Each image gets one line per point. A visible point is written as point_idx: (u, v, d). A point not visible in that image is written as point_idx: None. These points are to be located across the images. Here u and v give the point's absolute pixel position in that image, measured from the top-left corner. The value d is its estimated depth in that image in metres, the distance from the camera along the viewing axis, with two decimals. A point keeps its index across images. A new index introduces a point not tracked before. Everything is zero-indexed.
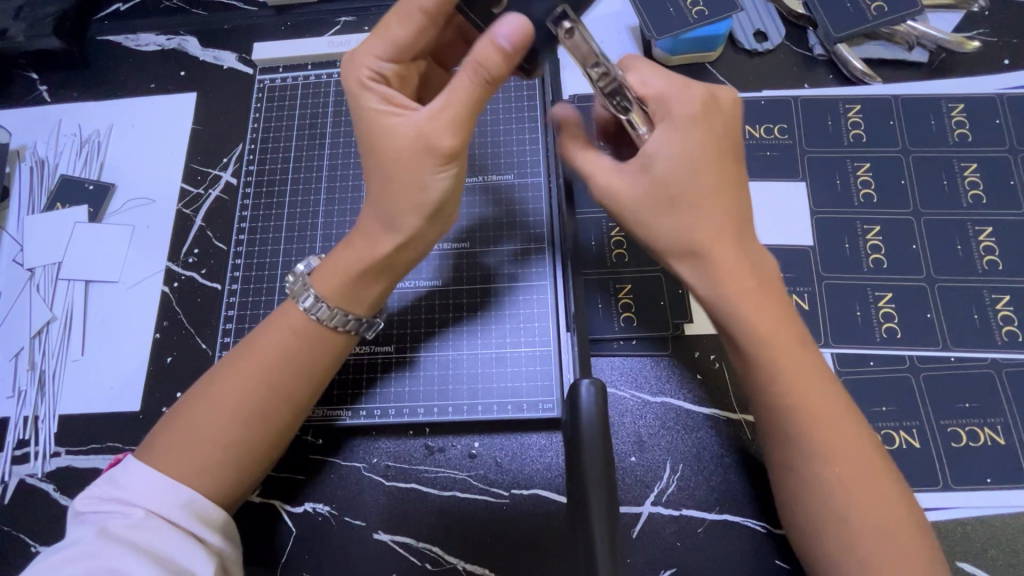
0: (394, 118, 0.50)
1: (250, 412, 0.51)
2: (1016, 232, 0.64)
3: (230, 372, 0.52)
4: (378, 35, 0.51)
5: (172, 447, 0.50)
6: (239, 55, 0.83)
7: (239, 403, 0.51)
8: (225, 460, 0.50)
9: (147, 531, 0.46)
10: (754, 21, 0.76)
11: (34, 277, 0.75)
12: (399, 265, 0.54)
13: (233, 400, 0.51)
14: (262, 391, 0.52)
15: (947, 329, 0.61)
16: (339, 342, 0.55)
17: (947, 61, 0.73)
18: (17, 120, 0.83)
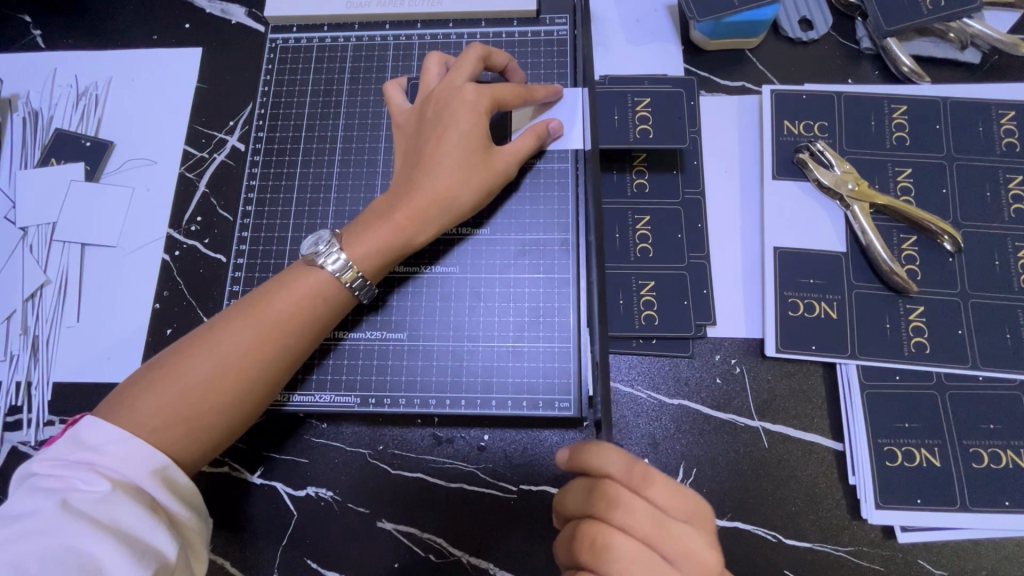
0: (445, 129, 0.59)
1: (235, 382, 0.53)
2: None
3: (221, 331, 0.54)
4: (462, 65, 0.61)
5: (153, 400, 0.51)
6: (249, 10, 0.78)
7: (217, 365, 0.52)
8: (196, 423, 0.51)
9: (111, 506, 0.45)
10: (801, 8, 0.71)
11: (27, 237, 0.71)
12: (418, 233, 0.58)
13: (247, 350, 0.53)
14: (267, 356, 0.54)
15: (978, 347, 0.59)
16: (340, 301, 0.57)
17: (998, 64, 0.69)
18: (9, 67, 0.78)
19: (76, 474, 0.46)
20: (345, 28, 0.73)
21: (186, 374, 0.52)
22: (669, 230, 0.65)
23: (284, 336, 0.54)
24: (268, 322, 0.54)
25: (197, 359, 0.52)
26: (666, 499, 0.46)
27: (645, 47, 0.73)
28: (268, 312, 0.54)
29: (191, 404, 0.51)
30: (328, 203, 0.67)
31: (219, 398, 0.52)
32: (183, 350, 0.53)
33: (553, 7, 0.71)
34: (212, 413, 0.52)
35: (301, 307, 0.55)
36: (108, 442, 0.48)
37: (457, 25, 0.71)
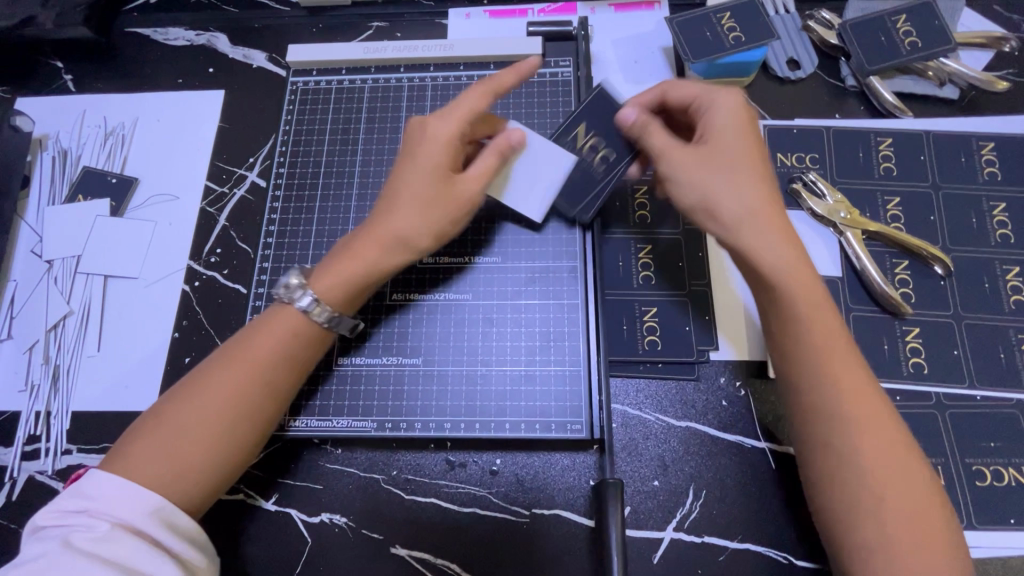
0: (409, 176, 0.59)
1: (226, 426, 0.52)
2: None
3: (207, 375, 0.53)
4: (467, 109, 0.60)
5: (145, 453, 0.50)
6: (270, 55, 0.83)
7: (210, 413, 0.52)
8: (195, 471, 0.51)
9: (113, 544, 0.46)
10: (788, 49, 0.77)
11: (52, 269, 0.74)
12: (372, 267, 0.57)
13: (226, 392, 0.52)
14: (250, 395, 0.53)
15: (975, 367, 0.61)
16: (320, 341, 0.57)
17: (977, 99, 0.74)
18: (42, 109, 0.82)
19: (78, 522, 0.47)
20: (362, 71, 0.77)
21: (170, 425, 0.51)
22: (671, 258, 0.67)
23: (265, 373, 0.54)
24: (248, 362, 0.54)
25: (182, 408, 0.52)
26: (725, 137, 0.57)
27: (643, 87, 0.77)
28: (249, 352, 0.54)
29: (182, 449, 0.51)
30: (345, 235, 0.70)
31: (209, 442, 0.51)
32: (170, 402, 0.53)
33: (557, 51, 0.76)
34: (203, 457, 0.51)
35: (280, 345, 0.55)
36: (103, 490, 0.48)
37: (466, 68, 0.76)
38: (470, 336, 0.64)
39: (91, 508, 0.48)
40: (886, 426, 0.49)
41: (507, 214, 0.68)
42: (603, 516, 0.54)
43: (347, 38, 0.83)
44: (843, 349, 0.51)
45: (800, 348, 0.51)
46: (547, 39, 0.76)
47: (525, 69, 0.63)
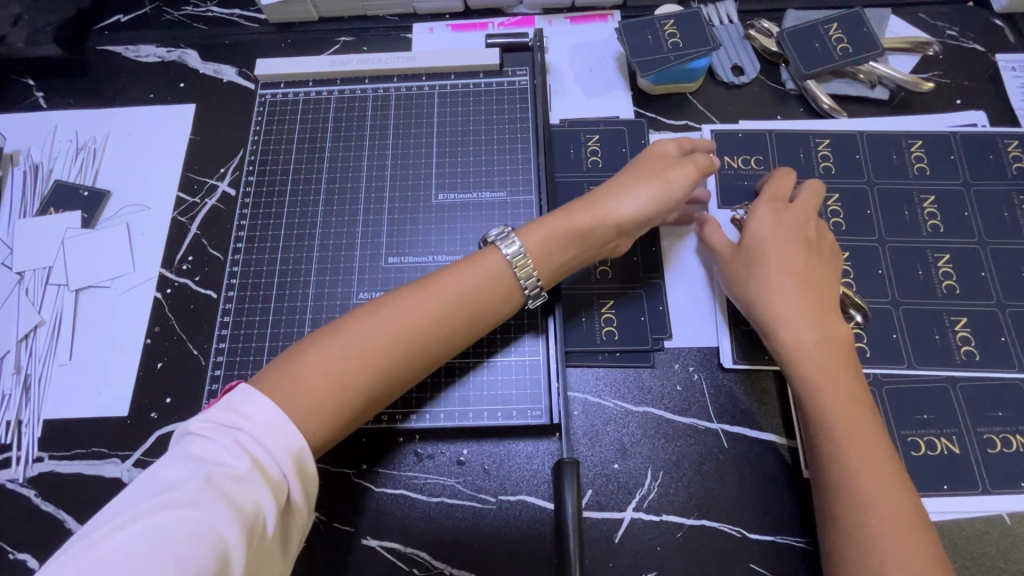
0: None
1: (395, 358, 0.54)
2: (973, 259, 0.69)
3: (396, 315, 0.55)
4: None
5: (302, 386, 0.50)
6: (240, 69, 0.86)
7: (379, 349, 0.53)
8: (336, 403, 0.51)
9: (248, 485, 0.44)
10: (732, 56, 0.82)
11: (23, 281, 0.75)
12: None
13: (406, 330, 0.54)
14: (424, 338, 0.55)
15: (910, 348, 0.65)
16: (509, 302, 0.59)
17: (905, 99, 0.79)
18: (13, 125, 0.84)
19: (226, 444, 0.46)
20: (329, 83, 0.80)
21: (364, 339, 0.53)
22: (625, 253, 0.71)
23: (454, 317, 0.56)
24: (440, 304, 0.56)
25: (344, 344, 0.53)
26: (763, 230, 0.65)
27: (598, 93, 0.82)
28: (441, 290, 0.57)
29: (352, 367, 0.52)
30: (313, 238, 0.72)
31: (373, 374, 0.53)
32: (349, 336, 0.53)
33: (515, 61, 0.80)
34: (357, 391, 0.52)
35: (473, 289, 0.57)
36: (258, 414, 0.48)
37: (430, 78, 0.80)
38: None
39: (246, 430, 0.47)
40: (875, 446, 0.54)
41: (468, 216, 0.72)
42: (560, 494, 0.57)
43: (315, 52, 0.86)
44: (846, 380, 0.57)
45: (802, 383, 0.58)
46: (505, 49, 0.81)
47: None
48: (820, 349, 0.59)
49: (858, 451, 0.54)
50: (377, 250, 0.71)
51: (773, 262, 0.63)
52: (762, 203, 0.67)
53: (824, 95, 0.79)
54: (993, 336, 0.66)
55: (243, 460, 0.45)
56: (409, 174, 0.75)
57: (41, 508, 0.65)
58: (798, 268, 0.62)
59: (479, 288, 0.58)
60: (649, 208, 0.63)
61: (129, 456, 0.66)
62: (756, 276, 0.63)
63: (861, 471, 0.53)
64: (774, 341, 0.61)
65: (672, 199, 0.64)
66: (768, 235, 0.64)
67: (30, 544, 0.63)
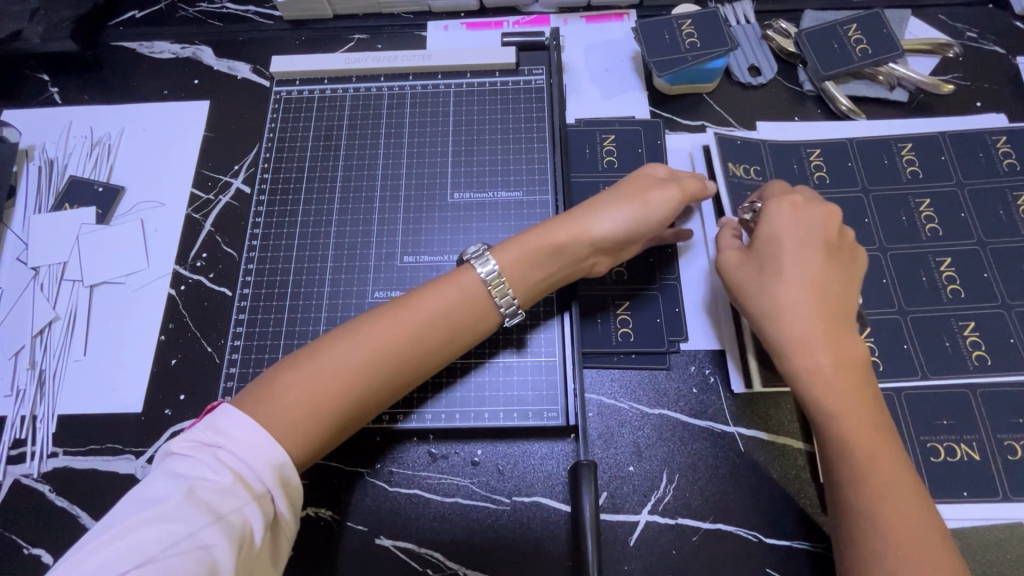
0: None
1: (371, 376, 0.53)
2: (977, 260, 0.68)
3: (375, 332, 0.55)
4: None
5: (279, 405, 0.51)
6: (254, 66, 0.86)
7: (356, 368, 0.53)
8: (313, 420, 0.51)
9: (233, 499, 0.45)
10: (749, 57, 0.81)
11: (38, 276, 0.75)
12: None
13: (380, 347, 0.54)
14: (401, 355, 0.55)
15: (931, 353, 0.65)
16: (486, 322, 0.59)
17: (925, 102, 0.79)
18: (28, 120, 0.84)
19: (205, 461, 0.46)
20: (343, 81, 0.80)
21: (341, 359, 0.53)
22: (641, 254, 0.71)
23: (432, 335, 0.56)
24: (417, 321, 0.56)
25: (322, 362, 0.53)
26: (782, 226, 0.61)
27: (614, 93, 0.81)
28: (419, 308, 0.56)
29: (329, 385, 0.52)
30: (328, 236, 0.72)
31: (349, 394, 0.52)
32: (324, 352, 0.53)
33: (531, 60, 0.80)
34: (333, 409, 0.52)
35: (449, 306, 0.57)
36: (239, 429, 0.48)
37: (445, 77, 0.79)
38: None
39: (226, 448, 0.48)
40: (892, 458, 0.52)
41: (483, 215, 0.71)
42: (578, 494, 0.57)
43: (330, 50, 0.86)
44: (865, 393, 0.55)
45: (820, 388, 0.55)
46: (521, 48, 0.80)
47: None
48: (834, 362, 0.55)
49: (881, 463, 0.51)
50: (391, 248, 0.71)
51: (792, 260, 0.59)
52: (779, 199, 0.62)
53: (843, 97, 0.78)
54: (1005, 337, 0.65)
55: (225, 475, 0.46)
56: (423, 173, 0.74)
57: (55, 504, 0.65)
58: (808, 280, 0.58)
59: (453, 310, 0.57)
60: (628, 226, 0.61)
61: (143, 453, 0.66)
62: (765, 289, 0.59)
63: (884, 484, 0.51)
64: (789, 363, 0.57)
65: (651, 219, 0.62)
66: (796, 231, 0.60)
67: (43, 540, 0.63)
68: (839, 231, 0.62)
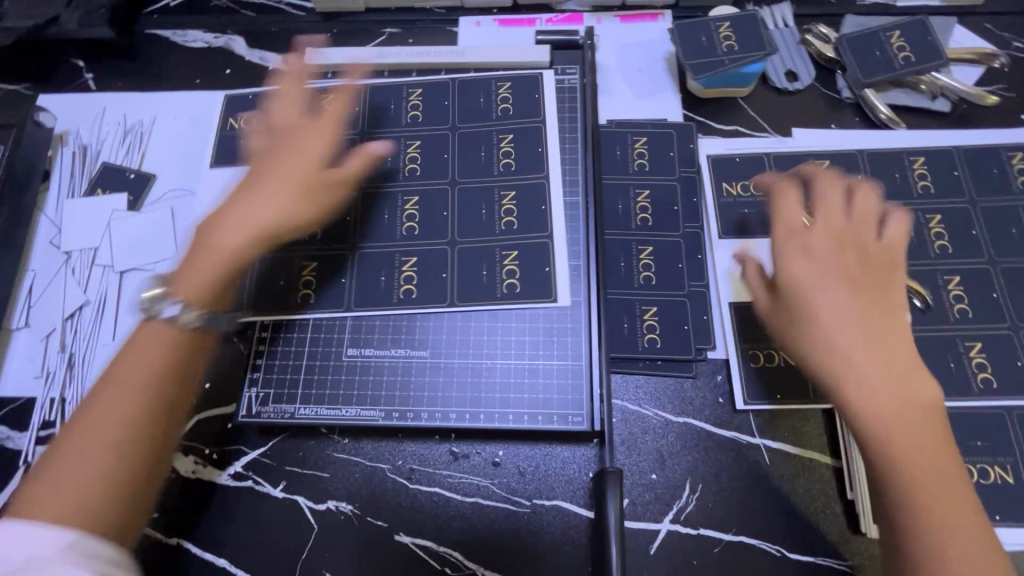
0: None
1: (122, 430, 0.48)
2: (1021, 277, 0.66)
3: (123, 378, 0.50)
4: None
5: (71, 491, 0.46)
6: (285, 57, 0.86)
7: (116, 425, 0.48)
8: (96, 492, 0.46)
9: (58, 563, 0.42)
10: (786, 61, 0.80)
11: (70, 260, 0.76)
12: None
13: (124, 397, 0.49)
14: (139, 399, 0.49)
15: (968, 371, 0.63)
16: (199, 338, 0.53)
17: (967, 112, 0.76)
18: (63, 105, 0.85)
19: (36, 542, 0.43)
20: (375, 74, 0.80)
21: (110, 430, 0.48)
22: (670, 260, 0.70)
23: (175, 367, 0.52)
24: (156, 356, 0.51)
25: (104, 425, 0.48)
26: (806, 262, 0.56)
27: (647, 94, 0.80)
28: (145, 345, 0.52)
29: (92, 453, 0.47)
30: None
31: (119, 460, 0.47)
32: (97, 420, 0.48)
33: (564, 59, 0.79)
34: (89, 480, 0.46)
35: (162, 349, 0.52)
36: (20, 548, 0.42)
37: (476, 73, 0.79)
38: (478, 330, 0.66)
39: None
40: (954, 508, 0.46)
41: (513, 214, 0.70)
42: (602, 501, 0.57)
43: (361, 42, 0.86)
44: (920, 432, 0.48)
45: (875, 445, 0.49)
46: (554, 47, 0.80)
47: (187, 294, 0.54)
48: (895, 408, 0.49)
49: (927, 523, 0.46)
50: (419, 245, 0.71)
51: (824, 293, 0.54)
52: (783, 234, 0.59)
53: (884, 105, 0.76)
54: (1013, 360, 0.63)
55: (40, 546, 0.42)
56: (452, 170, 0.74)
57: None
58: (834, 319, 0.53)
59: (165, 348, 0.52)
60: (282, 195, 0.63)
61: None
62: (803, 335, 0.54)
63: (947, 536, 0.45)
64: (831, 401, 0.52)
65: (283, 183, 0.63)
66: (817, 266, 0.56)
67: None
68: (875, 255, 0.57)
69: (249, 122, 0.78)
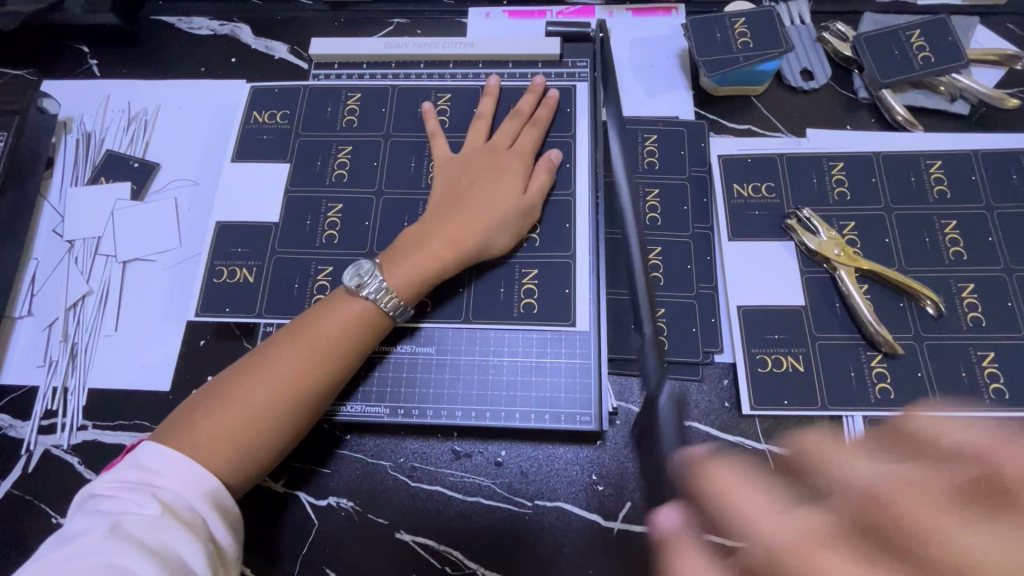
0: None
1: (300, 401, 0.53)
2: None
3: (294, 356, 0.54)
4: None
5: (214, 438, 0.51)
6: (292, 47, 0.85)
7: (291, 395, 0.53)
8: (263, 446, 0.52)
9: (159, 530, 0.45)
10: (802, 60, 0.78)
11: (73, 249, 0.76)
12: None
13: (298, 371, 0.54)
14: (310, 381, 0.54)
15: (980, 381, 0.62)
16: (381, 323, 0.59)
17: (987, 116, 0.75)
18: (67, 92, 0.84)
19: (138, 497, 0.47)
20: (382, 66, 0.78)
21: (239, 403, 0.52)
22: (679, 261, 0.69)
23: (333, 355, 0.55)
24: (319, 344, 0.55)
25: (235, 393, 0.52)
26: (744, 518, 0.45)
27: (658, 91, 0.79)
28: (317, 336, 0.55)
29: (254, 423, 0.52)
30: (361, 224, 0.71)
31: (247, 424, 0.52)
32: (236, 381, 0.53)
33: (575, 53, 0.77)
34: (275, 436, 0.53)
35: (346, 329, 0.56)
36: (165, 464, 0.49)
37: (486, 66, 0.77)
38: (485, 325, 0.65)
39: (156, 483, 0.48)
40: None
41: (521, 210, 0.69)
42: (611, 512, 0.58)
43: (368, 33, 0.85)
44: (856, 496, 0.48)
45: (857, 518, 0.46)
46: (566, 40, 0.78)
47: (348, 316, 0.57)
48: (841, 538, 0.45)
49: None
50: None
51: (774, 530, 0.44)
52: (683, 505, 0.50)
53: (902, 106, 0.74)
54: None
55: (153, 506, 0.46)
56: None
57: (83, 476, 0.65)
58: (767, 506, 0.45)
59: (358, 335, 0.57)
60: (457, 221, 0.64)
61: None
62: None
63: None
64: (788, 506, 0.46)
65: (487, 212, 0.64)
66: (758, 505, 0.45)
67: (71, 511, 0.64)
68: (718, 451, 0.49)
69: (272, 118, 0.75)
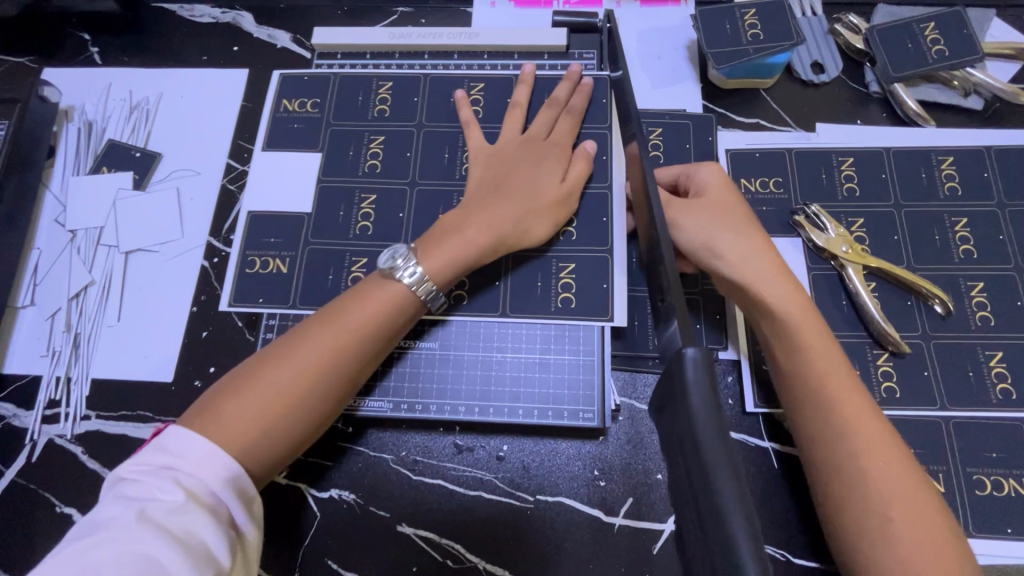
0: None
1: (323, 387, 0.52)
2: None
3: (319, 340, 0.53)
4: None
5: (239, 426, 0.49)
6: (294, 36, 0.84)
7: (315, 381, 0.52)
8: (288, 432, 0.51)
9: (183, 517, 0.44)
10: (813, 53, 0.77)
11: (75, 239, 0.75)
12: None
13: (323, 356, 0.53)
14: (333, 368, 0.53)
15: (988, 381, 0.61)
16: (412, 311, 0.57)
17: (1000, 111, 0.73)
18: (68, 80, 0.84)
19: (163, 481, 0.45)
20: (387, 56, 0.77)
21: (264, 389, 0.51)
22: None
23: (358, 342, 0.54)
24: (346, 330, 0.54)
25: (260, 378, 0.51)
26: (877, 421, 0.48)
27: (666, 83, 0.77)
28: (345, 322, 0.55)
29: (279, 408, 0.51)
30: None
31: (273, 408, 0.51)
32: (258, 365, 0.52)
33: (582, 44, 0.76)
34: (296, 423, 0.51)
35: (374, 314, 0.55)
36: (189, 448, 0.47)
37: (491, 57, 0.76)
38: (487, 320, 0.64)
39: (180, 467, 0.46)
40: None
41: None
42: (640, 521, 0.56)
43: (372, 22, 0.83)
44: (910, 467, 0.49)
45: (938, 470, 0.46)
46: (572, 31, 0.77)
47: (377, 300, 0.56)
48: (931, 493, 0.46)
49: None
50: None
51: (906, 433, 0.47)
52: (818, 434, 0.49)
53: (914, 101, 0.73)
54: None
55: (177, 493, 0.45)
56: None
57: (86, 466, 0.66)
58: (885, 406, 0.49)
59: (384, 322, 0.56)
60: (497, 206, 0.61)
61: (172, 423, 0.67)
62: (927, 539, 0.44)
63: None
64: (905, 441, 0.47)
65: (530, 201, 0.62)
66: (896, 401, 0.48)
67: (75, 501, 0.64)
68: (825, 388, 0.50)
69: (302, 107, 0.73)
